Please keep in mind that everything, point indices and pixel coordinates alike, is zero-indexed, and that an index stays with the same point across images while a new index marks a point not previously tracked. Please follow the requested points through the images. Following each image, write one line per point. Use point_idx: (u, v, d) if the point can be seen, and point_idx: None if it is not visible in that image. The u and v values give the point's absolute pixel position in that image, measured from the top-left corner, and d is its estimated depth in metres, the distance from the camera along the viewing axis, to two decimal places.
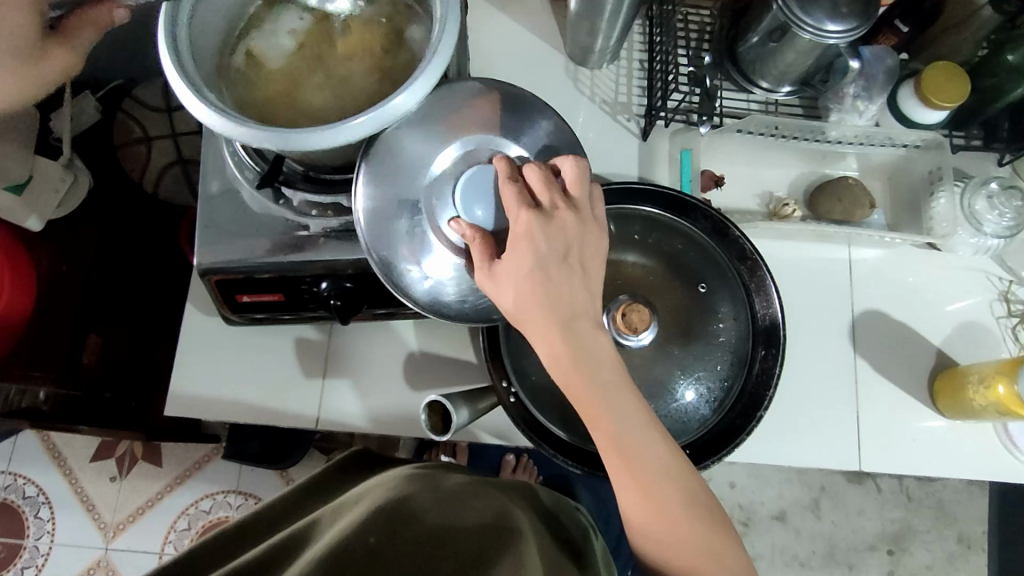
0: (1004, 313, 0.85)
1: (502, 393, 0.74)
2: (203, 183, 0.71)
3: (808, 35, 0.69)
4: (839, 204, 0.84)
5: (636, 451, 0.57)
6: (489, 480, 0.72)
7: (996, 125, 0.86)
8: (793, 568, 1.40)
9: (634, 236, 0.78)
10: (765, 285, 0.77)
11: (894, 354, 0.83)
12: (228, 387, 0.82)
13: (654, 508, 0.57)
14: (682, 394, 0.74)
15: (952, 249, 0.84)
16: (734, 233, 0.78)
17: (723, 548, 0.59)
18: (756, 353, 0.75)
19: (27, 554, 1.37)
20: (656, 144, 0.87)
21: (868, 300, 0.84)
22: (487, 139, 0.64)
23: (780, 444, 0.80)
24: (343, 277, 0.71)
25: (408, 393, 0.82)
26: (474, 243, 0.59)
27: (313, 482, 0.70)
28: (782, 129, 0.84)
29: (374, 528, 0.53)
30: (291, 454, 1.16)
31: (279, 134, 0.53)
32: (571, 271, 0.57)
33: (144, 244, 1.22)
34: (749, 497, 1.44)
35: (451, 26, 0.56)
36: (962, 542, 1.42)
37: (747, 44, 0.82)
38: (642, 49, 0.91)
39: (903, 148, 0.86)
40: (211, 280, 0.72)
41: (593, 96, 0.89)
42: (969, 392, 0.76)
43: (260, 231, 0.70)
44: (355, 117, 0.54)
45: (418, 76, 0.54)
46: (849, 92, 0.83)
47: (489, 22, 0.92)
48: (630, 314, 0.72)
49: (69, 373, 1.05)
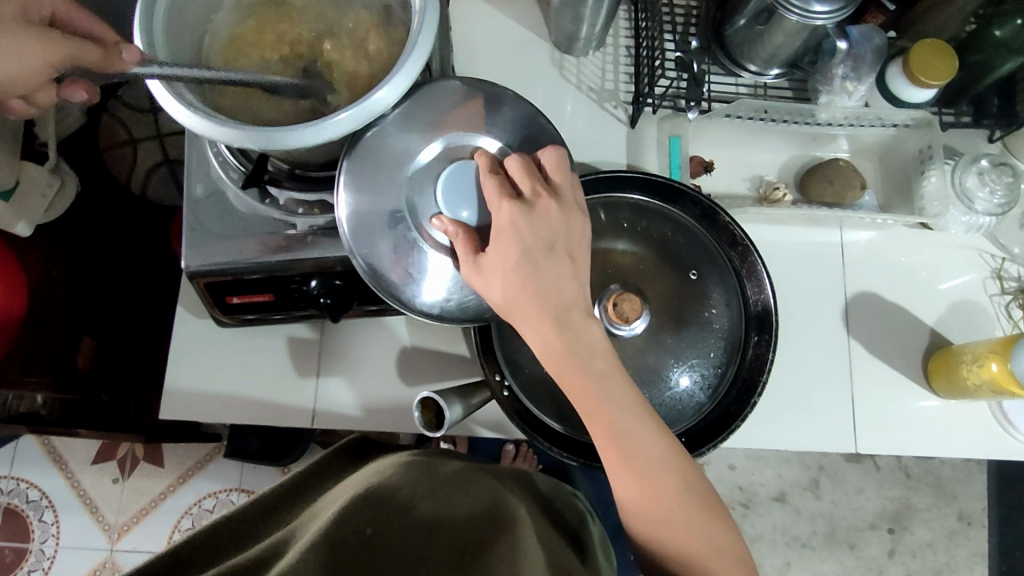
0: (997, 291, 0.84)
1: (496, 387, 0.74)
2: (187, 186, 0.71)
3: (794, 17, 0.68)
4: (830, 187, 0.84)
5: (628, 438, 0.57)
6: (486, 467, 0.72)
7: (986, 101, 0.85)
8: (794, 548, 1.41)
9: (624, 224, 0.78)
10: (757, 271, 0.76)
11: (887, 335, 0.83)
12: (222, 388, 0.82)
13: (647, 494, 0.57)
14: (677, 381, 0.74)
15: (945, 228, 0.84)
16: (723, 219, 0.77)
17: (718, 531, 0.58)
18: (749, 339, 0.74)
19: (33, 557, 1.37)
20: (644, 131, 0.87)
21: (861, 282, 0.84)
22: (468, 135, 0.64)
23: (777, 429, 0.80)
24: (332, 274, 0.71)
25: (403, 389, 0.82)
26: (458, 239, 0.59)
27: (307, 471, 0.69)
28: (771, 113, 0.83)
29: (369, 517, 0.53)
30: (292, 450, 1.16)
31: (258, 132, 0.52)
32: (557, 260, 0.57)
33: (135, 246, 1.21)
34: (748, 478, 1.44)
35: (429, 17, 0.55)
36: (962, 518, 1.43)
37: (734, 27, 0.81)
38: (628, 35, 0.90)
39: (893, 128, 0.85)
40: (200, 283, 0.71)
41: (580, 84, 0.89)
42: (963, 371, 0.76)
43: (247, 232, 0.70)
44: (337, 113, 0.53)
45: (398, 69, 0.54)
46: (837, 73, 0.83)
47: (473, 12, 0.90)
48: (622, 304, 0.72)
49: (66, 378, 1.05)
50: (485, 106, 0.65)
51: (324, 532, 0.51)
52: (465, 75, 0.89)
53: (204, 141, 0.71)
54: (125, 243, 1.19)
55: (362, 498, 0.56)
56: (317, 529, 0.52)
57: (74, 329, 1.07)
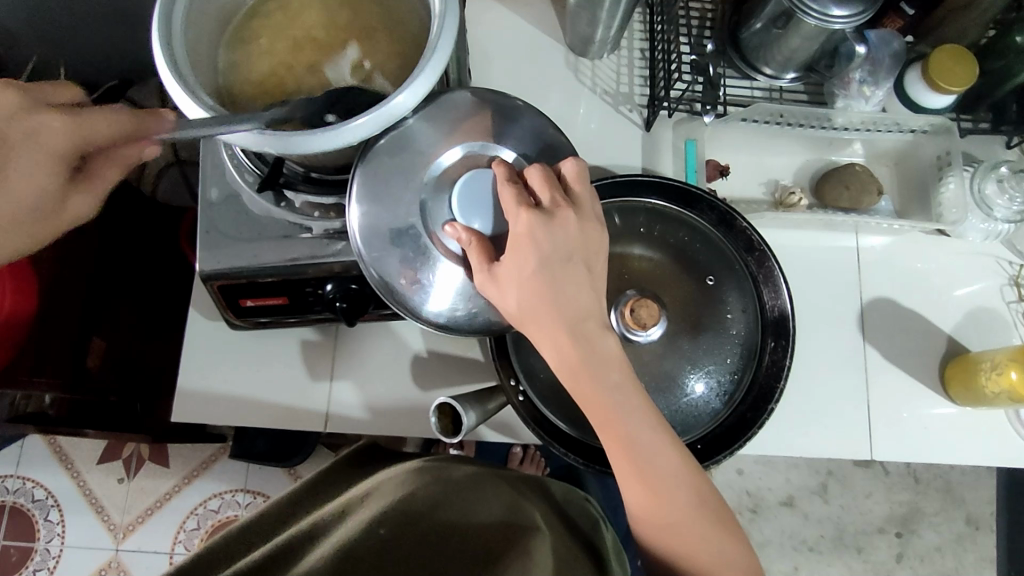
0: (1014, 298, 0.84)
1: (511, 392, 0.73)
2: (202, 190, 0.70)
3: (813, 21, 0.67)
4: (846, 192, 0.83)
5: (643, 450, 0.56)
6: (498, 472, 0.71)
7: (1004, 107, 0.85)
8: (802, 551, 1.40)
9: (640, 228, 0.77)
10: (774, 277, 0.75)
11: (903, 341, 0.83)
12: (232, 391, 0.81)
13: (661, 505, 0.57)
14: (693, 387, 0.74)
15: (962, 235, 0.84)
16: (740, 224, 0.75)
17: (728, 544, 0.58)
18: (765, 345, 0.74)
19: (39, 556, 1.37)
20: (659, 134, 0.87)
21: (877, 288, 0.84)
22: (484, 145, 0.63)
23: (791, 435, 0.80)
24: (347, 278, 0.70)
25: (416, 393, 0.82)
26: (471, 247, 0.58)
27: (317, 480, 0.69)
28: (787, 117, 0.83)
29: (385, 524, 0.52)
30: (301, 452, 1.15)
31: (278, 136, 0.51)
32: (575, 270, 0.56)
33: (144, 246, 1.21)
34: (757, 483, 1.44)
35: (450, 24, 0.55)
36: (971, 524, 1.42)
37: (750, 30, 0.81)
38: (643, 39, 0.89)
39: (911, 133, 0.85)
40: (214, 285, 0.71)
41: (595, 88, 0.88)
42: (981, 379, 0.76)
43: (262, 235, 0.69)
44: (356, 117, 0.52)
45: (418, 75, 0.53)
46: (854, 77, 0.82)
47: (487, 14, 0.90)
48: (639, 310, 0.72)
49: (74, 378, 1.04)
50: (504, 114, 0.64)
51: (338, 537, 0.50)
52: (480, 77, 0.88)
53: (219, 145, 0.70)
54: (135, 243, 1.18)
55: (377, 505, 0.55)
56: (335, 540, 0.51)
57: (84, 328, 1.06)
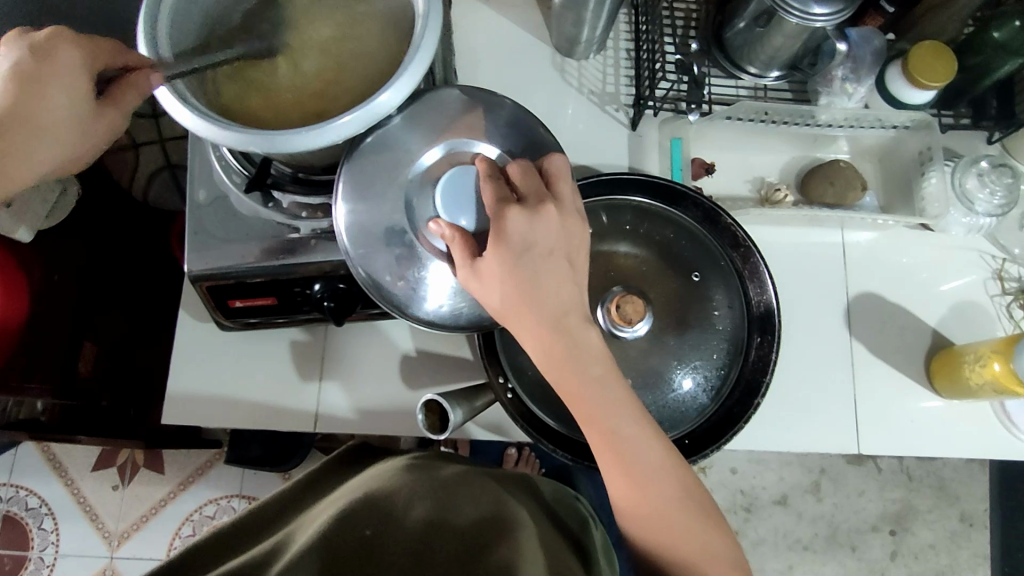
0: (998, 291, 0.85)
1: (499, 390, 0.74)
2: (191, 192, 0.71)
3: (794, 19, 0.68)
4: (830, 188, 0.84)
5: (627, 442, 0.57)
6: (486, 470, 0.72)
7: (984, 104, 0.86)
8: (797, 550, 1.41)
9: (626, 227, 0.78)
10: (759, 272, 0.76)
11: (889, 335, 0.83)
12: (222, 393, 0.81)
13: (647, 499, 0.57)
14: (680, 383, 0.74)
15: (945, 230, 0.85)
16: (726, 220, 0.76)
17: (715, 538, 0.58)
18: (751, 341, 0.74)
19: (33, 565, 1.37)
20: (645, 134, 0.87)
21: (862, 283, 0.84)
22: (467, 142, 0.64)
23: (779, 430, 0.80)
24: (336, 278, 0.71)
25: (405, 392, 0.82)
26: (454, 242, 0.58)
27: (308, 479, 0.69)
28: (771, 115, 0.84)
29: (368, 520, 0.53)
30: (293, 455, 1.15)
31: (263, 136, 0.52)
32: (556, 265, 0.57)
33: (136, 251, 1.21)
34: (750, 481, 1.44)
35: (433, 25, 0.55)
36: (964, 520, 1.43)
37: (734, 29, 0.82)
38: (628, 39, 0.90)
39: (893, 129, 0.86)
40: (203, 287, 0.71)
41: (581, 87, 0.89)
42: (966, 371, 0.76)
43: (250, 236, 0.69)
44: (340, 116, 0.53)
45: (401, 74, 0.54)
46: (837, 74, 0.84)
47: (474, 16, 0.91)
48: (625, 306, 0.72)
49: (66, 385, 1.04)
50: (488, 113, 0.65)
51: (323, 535, 0.51)
52: (467, 78, 0.89)
53: (207, 146, 0.71)
54: (126, 248, 1.19)
55: (358, 501, 0.55)
56: (313, 534, 0.51)
57: (75, 335, 1.06)
